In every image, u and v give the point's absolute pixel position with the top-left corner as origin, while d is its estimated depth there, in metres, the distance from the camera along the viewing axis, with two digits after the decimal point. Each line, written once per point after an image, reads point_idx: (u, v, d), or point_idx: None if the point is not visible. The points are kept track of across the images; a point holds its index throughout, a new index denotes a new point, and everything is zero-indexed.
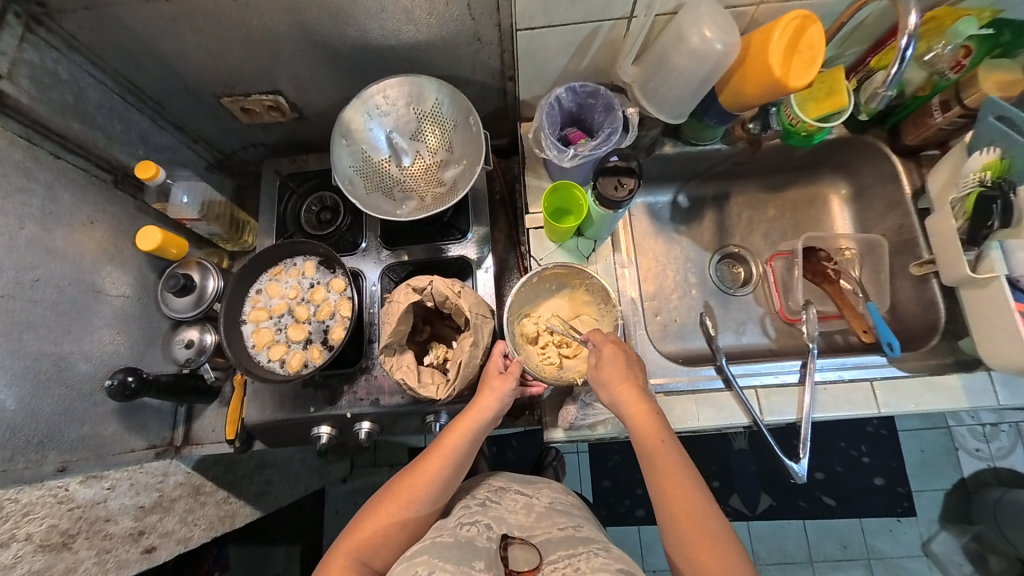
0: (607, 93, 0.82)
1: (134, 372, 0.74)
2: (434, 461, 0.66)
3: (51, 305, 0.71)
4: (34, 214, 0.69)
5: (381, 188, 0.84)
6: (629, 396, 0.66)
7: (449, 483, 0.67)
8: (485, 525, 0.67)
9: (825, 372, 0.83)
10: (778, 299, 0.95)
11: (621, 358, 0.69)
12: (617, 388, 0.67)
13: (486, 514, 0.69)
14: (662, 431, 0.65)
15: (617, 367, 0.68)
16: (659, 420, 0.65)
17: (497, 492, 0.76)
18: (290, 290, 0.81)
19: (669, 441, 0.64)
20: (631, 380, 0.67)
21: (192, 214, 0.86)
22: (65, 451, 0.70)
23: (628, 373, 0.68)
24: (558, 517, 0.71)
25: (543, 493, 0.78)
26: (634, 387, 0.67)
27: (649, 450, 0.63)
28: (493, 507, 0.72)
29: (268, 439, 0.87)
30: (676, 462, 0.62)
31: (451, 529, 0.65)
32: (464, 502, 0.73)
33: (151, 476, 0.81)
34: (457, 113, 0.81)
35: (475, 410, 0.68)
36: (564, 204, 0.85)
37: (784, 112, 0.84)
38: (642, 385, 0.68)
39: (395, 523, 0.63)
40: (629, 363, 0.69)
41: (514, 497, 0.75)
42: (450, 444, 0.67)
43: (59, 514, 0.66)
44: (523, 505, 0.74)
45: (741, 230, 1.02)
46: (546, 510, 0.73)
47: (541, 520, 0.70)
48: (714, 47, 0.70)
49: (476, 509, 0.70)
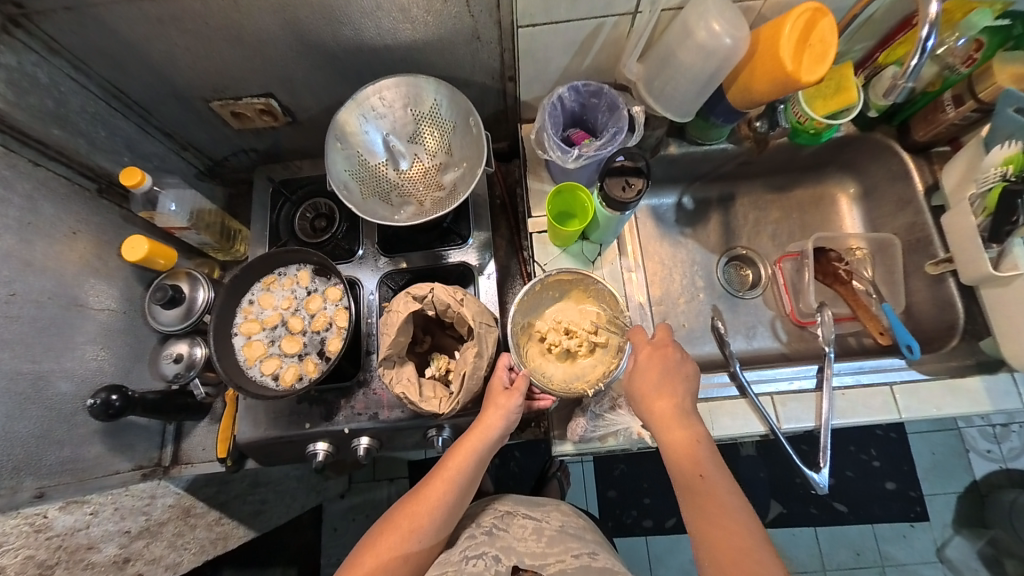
0: (611, 92, 0.79)
1: (119, 390, 0.70)
2: (438, 485, 0.62)
3: (30, 321, 0.67)
4: (12, 225, 0.65)
5: (378, 193, 0.80)
6: (663, 408, 0.66)
7: (453, 510, 0.63)
8: (493, 558, 0.63)
9: (842, 376, 0.80)
10: (788, 301, 0.93)
11: (660, 370, 0.68)
12: (651, 404, 0.66)
13: (493, 545, 0.66)
14: (702, 453, 0.63)
15: (653, 385, 0.67)
16: (700, 443, 0.63)
17: (504, 518, 0.72)
18: (283, 301, 0.78)
19: (708, 470, 0.61)
20: (668, 397, 0.66)
21: (180, 223, 0.82)
22: (43, 477, 0.66)
23: (667, 391, 0.66)
24: (570, 542, 0.68)
25: (552, 516, 0.74)
26: (672, 407, 0.65)
27: (686, 477, 0.62)
28: (500, 536, 0.68)
29: (261, 458, 0.82)
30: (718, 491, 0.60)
31: (457, 564, 0.62)
32: (469, 531, 0.69)
33: (139, 499, 0.77)
34: (457, 115, 0.78)
35: (481, 429, 0.64)
36: (568, 207, 0.82)
37: (792, 109, 0.84)
38: (683, 405, 0.66)
39: (397, 557, 0.59)
40: (670, 377, 0.67)
41: (521, 522, 0.72)
42: (454, 467, 0.63)
43: (36, 544, 0.62)
44: (532, 531, 0.70)
45: (748, 232, 1.00)
46: (557, 535, 0.70)
47: (553, 548, 0.67)
48: (722, 41, 0.68)
49: (482, 539, 0.67)
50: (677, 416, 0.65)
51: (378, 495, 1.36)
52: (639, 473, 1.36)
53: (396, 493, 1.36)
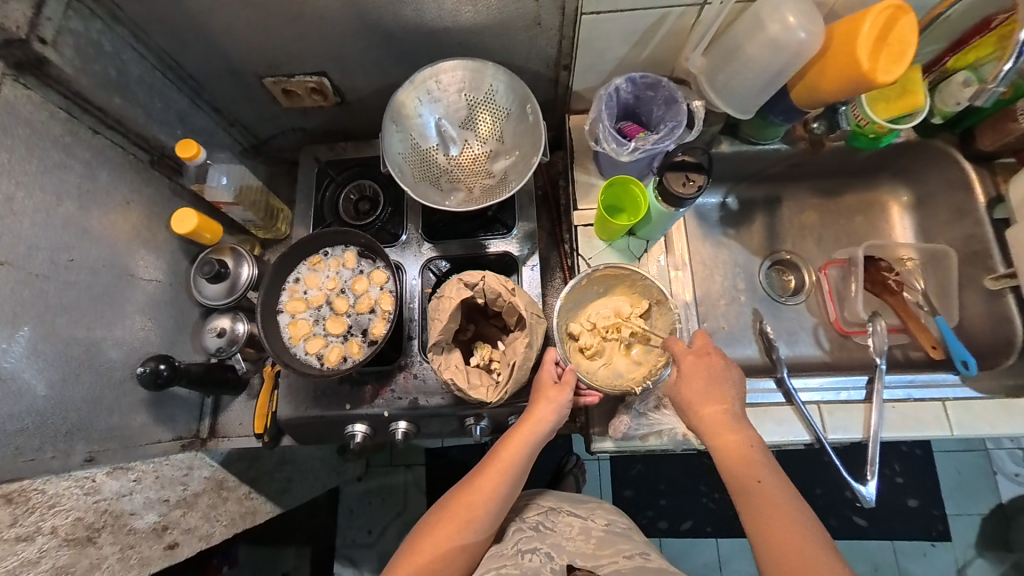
0: (670, 85, 0.77)
1: (167, 360, 0.71)
2: (490, 477, 0.62)
3: (86, 288, 0.67)
4: (71, 191, 0.66)
5: (428, 177, 0.79)
6: (712, 415, 0.63)
7: (506, 500, 0.63)
8: (546, 554, 0.65)
9: (892, 389, 0.78)
10: (832, 309, 0.91)
11: (707, 377, 0.64)
12: (699, 411, 0.64)
13: (545, 542, 0.67)
14: (757, 462, 0.60)
15: (704, 390, 0.64)
16: (754, 451, 0.61)
17: (550, 515, 0.72)
18: (328, 281, 0.78)
19: (764, 474, 0.59)
20: (718, 404, 0.63)
21: (227, 198, 0.82)
22: (94, 442, 0.66)
23: (718, 395, 0.63)
24: (620, 543, 0.68)
25: (597, 514, 0.74)
26: (725, 412, 0.63)
27: (740, 484, 0.59)
28: (549, 533, 0.69)
29: (299, 436, 0.82)
30: (775, 495, 0.58)
31: (513, 557, 0.64)
32: (516, 525, 0.70)
33: (176, 469, 0.78)
34: (512, 101, 0.77)
35: (532, 422, 0.63)
36: (618, 201, 0.81)
37: (853, 112, 0.81)
38: (733, 410, 0.63)
39: (454, 546, 0.60)
40: (718, 383, 0.64)
41: (568, 520, 0.72)
42: (507, 458, 0.62)
43: (85, 507, 0.63)
44: (580, 530, 0.70)
45: (794, 236, 0.97)
46: (606, 535, 0.70)
47: (604, 549, 0.67)
48: (797, 35, 0.66)
49: (532, 534, 0.68)
50: (728, 421, 0.62)
51: (394, 481, 1.37)
52: (656, 473, 1.35)
53: (414, 479, 1.36)
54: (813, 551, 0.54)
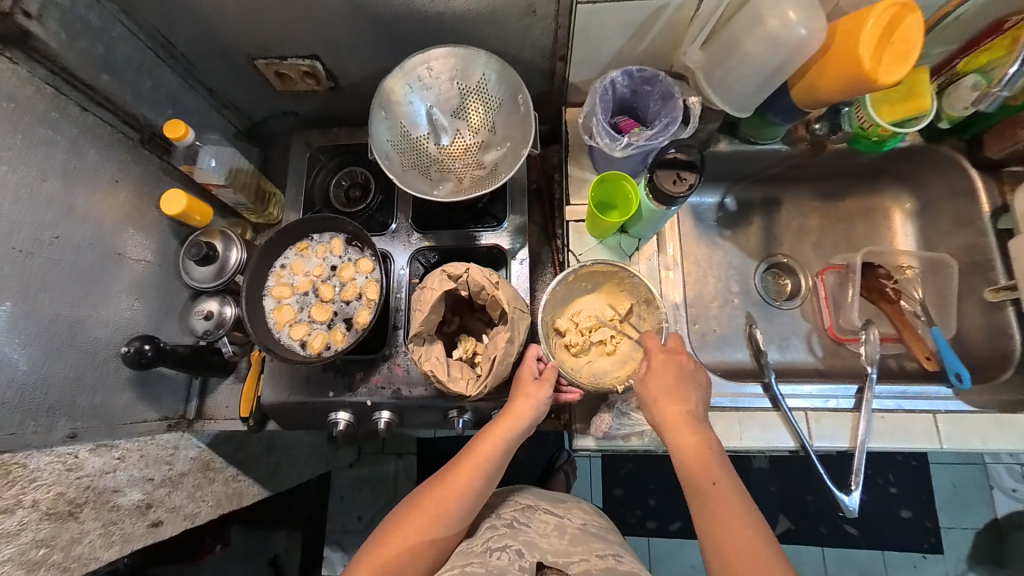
0: (667, 80, 0.76)
1: (152, 340, 0.71)
2: (464, 473, 0.62)
3: (71, 266, 0.68)
4: (57, 167, 0.66)
5: (417, 166, 0.79)
6: (673, 414, 0.62)
7: (478, 496, 0.63)
8: (516, 552, 0.64)
9: (882, 399, 0.77)
10: (827, 316, 0.89)
11: (672, 376, 0.64)
12: (660, 409, 0.63)
13: (516, 539, 0.66)
14: (713, 463, 0.59)
15: (666, 387, 0.63)
16: (711, 452, 0.60)
17: (525, 512, 0.72)
18: (314, 268, 0.78)
19: (719, 475, 0.58)
20: (679, 402, 0.62)
21: (217, 180, 0.82)
22: (76, 419, 0.67)
23: (679, 394, 0.63)
24: (593, 543, 0.68)
25: (574, 514, 0.74)
26: (685, 410, 0.62)
27: (695, 484, 0.58)
28: (522, 529, 0.69)
29: (281, 421, 0.83)
30: (727, 496, 0.57)
31: (481, 556, 0.63)
32: (490, 522, 0.70)
33: (162, 448, 0.78)
34: (504, 92, 0.75)
35: (510, 419, 0.63)
36: (609, 198, 0.79)
37: (855, 113, 0.80)
38: (693, 410, 0.62)
39: (423, 540, 0.60)
40: (682, 383, 0.63)
41: (543, 517, 0.72)
42: (482, 454, 0.62)
43: (67, 482, 0.63)
44: (554, 527, 0.70)
45: (791, 239, 0.96)
46: (579, 533, 0.70)
47: (576, 546, 0.67)
48: (796, 31, 0.64)
49: (504, 531, 0.67)
50: (689, 421, 0.61)
51: (384, 469, 1.38)
52: (645, 473, 1.34)
53: (404, 468, 1.37)
54: (759, 552, 0.53)
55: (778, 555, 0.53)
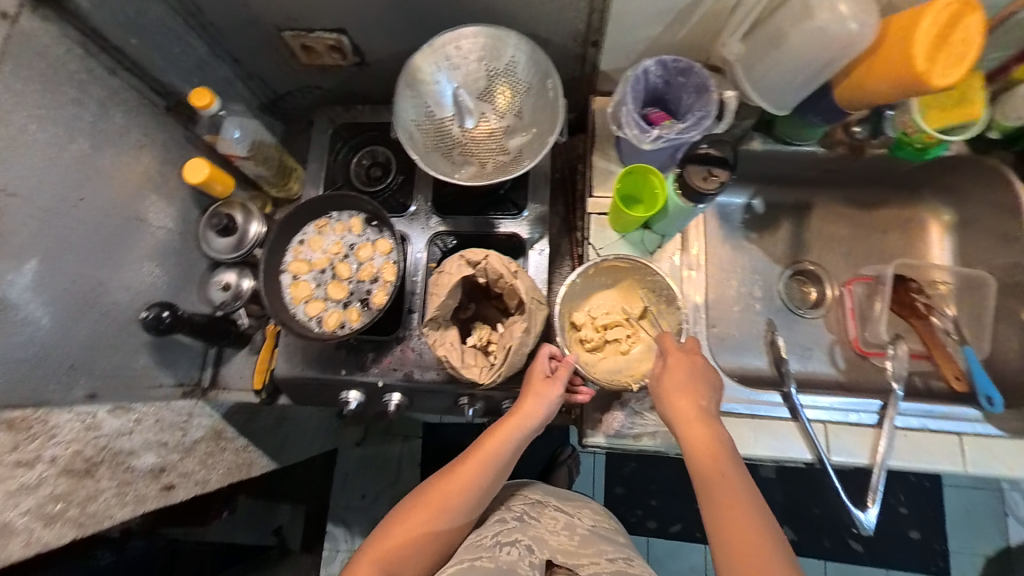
0: (702, 72, 0.73)
1: (170, 308, 0.72)
2: (471, 468, 0.61)
3: (95, 228, 0.69)
4: (85, 129, 0.67)
5: (440, 148, 0.77)
6: (684, 407, 0.60)
7: (484, 492, 0.62)
8: (526, 548, 0.65)
9: (907, 417, 0.74)
10: (852, 328, 0.86)
11: (686, 370, 0.63)
12: (671, 402, 0.61)
13: (526, 534, 0.66)
14: (723, 459, 0.57)
15: (680, 380, 0.62)
16: (721, 448, 0.58)
17: (535, 507, 0.72)
18: (332, 245, 0.77)
19: (730, 470, 0.57)
20: (691, 396, 0.61)
21: (240, 152, 0.82)
22: (96, 380, 0.68)
23: (692, 387, 0.61)
24: (603, 543, 0.67)
25: (583, 513, 0.74)
26: (697, 404, 0.61)
27: (704, 478, 0.57)
28: (532, 525, 0.69)
29: (294, 395, 0.83)
30: (738, 493, 0.55)
31: (490, 549, 0.64)
32: (499, 515, 0.70)
33: (177, 415, 0.80)
34: (532, 76, 0.74)
35: (520, 416, 0.62)
36: (635, 191, 0.77)
37: (900, 119, 0.76)
38: (705, 405, 0.61)
39: (427, 532, 0.60)
40: (695, 377, 0.62)
41: (552, 514, 0.72)
42: (489, 450, 0.62)
43: (84, 441, 0.64)
44: (563, 525, 0.70)
45: (818, 246, 0.93)
46: (589, 533, 0.69)
47: (586, 547, 0.66)
48: (847, 26, 0.62)
49: (514, 526, 0.68)
50: (701, 416, 0.60)
51: (389, 451, 1.39)
52: (648, 473, 1.33)
53: (409, 451, 1.38)
54: (768, 553, 0.51)
55: (788, 559, 0.51)
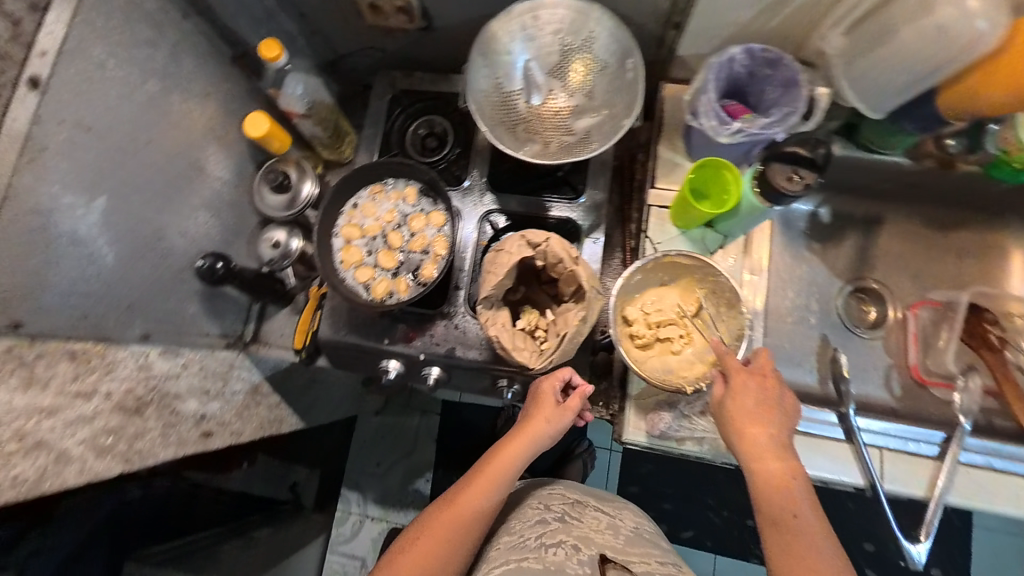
0: (794, 65, 0.68)
1: (224, 259, 0.72)
2: (477, 490, 0.62)
3: (160, 171, 0.69)
4: (157, 70, 0.67)
5: (505, 122, 0.74)
6: (757, 437, 0.58)
7: (490, 515, 0.63)
8: (572, 547, 0.63)
9: (972, 454, 0.70)
10: (914, 354, 0.80)
11: (759, 396, 0.60)
12: (742, 431, 0.59)
13: (570, 534, 0.65)
14: (796, 495, 0.56)
15: (752, 406, 0.59)
16: (795, 482, 0.57)
17: (576, 506, 0.71)
18: (386, 213, 0.76)
19: (802, 509, 0.55)
20: (764, 425, 0.59)
21: (299, 109, 0.82)
22: (149, 322, 0.69)
23: (765, 415, 0.59)
24: (649, 547, 0.66)
25: (624, 514, 0.73)
26: (770, 435, 0.58)
27: (775, 515, 0.55)
28: (574, 524, 0.68)
29: (331, 358, 0.83)
30: (811, 533, 0.54)
31: (535, 550, 0.63)
32: (542, 514, 0.69)
33: (220, 365, 0.81)
34: (610, 54, 0.72)
35: (524, 437, 0.64)
36: (704, 185, 0.73)
37: (1003, 134, 0.70)
38: (779, 435, 0.59)
39: (437, 562, 0.60)
40: (767, 405, 0.60)
41: (594, 514, 0.71)
42: (495, 471, 0.63)
43: (136, 380, 0.65)
44: (606, 525, 0.69)
45: (885, 265, 0.87)
46: (633, 535, 0.68)
47: (633, 548, 0.65)
48: (974, 24, 0.56)
49: (557, 526, 0.67)
50: (774, 447, 0.58)
51: (406, 423, 1.40)
52: (665, 477, 1.31)
53: (426, 426, 1.39)
54: None
55: None
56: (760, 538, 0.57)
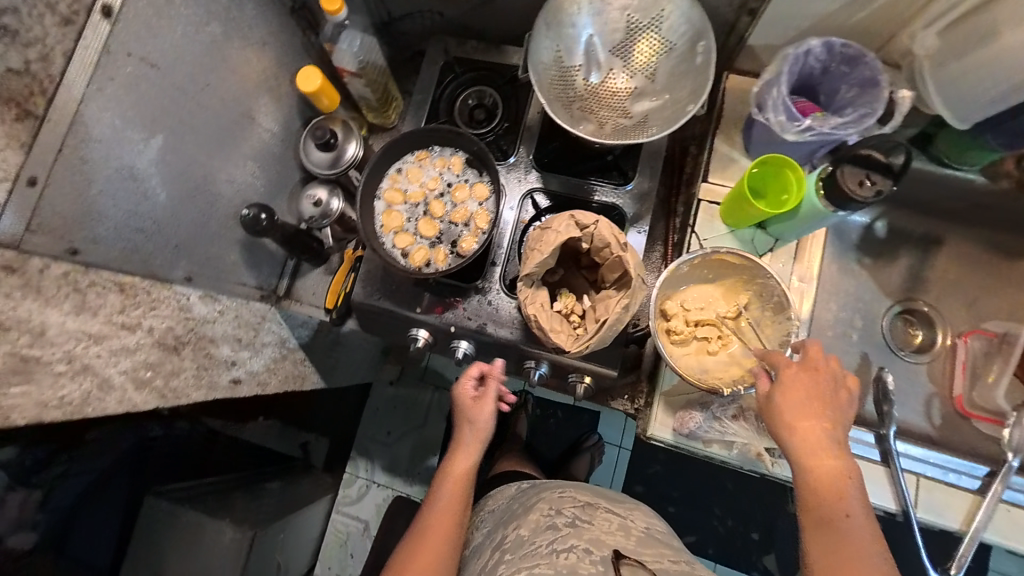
0: (874, 63, 0.64)
1: (268, 211, 0.72)
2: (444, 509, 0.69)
3: (214, 116, 0.69)
4: (220, 13, 0.67)
5: (560, 98, 0.72)
6: (809, 433, 0.55)
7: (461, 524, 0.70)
8: (584, 550, 0.62)
9: (1016, 493, 0.68)
10: (960, 384, 0.76)
11: (812, 391, 0.57)
12: (793, 426, 0.56)
13: (581, 537, 0.64)
14: (847, 496, 0.53)
15: (804, 401, 0.56)
16: (847, 481, 0.54)
17: (586, 510, 0.71)
18: (430, 180, 0.75)
19: (854, 510, 0.53)
20: (817, 421, 0.55)
21: (351, 67, 0.80)
22: (193, 264, 0.70)
23: (818, 410, 0.56)
24: (663, 548, 0.66)
25: (635, 516, 0.73)
26: (823, 432, 0.55)
27: (824, 515, 0.53)
28: (586, 528, 0.67)
29: (361, 322, 0.85)
30: (861, 536, 0.52)
31: (548, 557, 0.62)
32: (553, 522, 0.68)
33: (253, 315, 0.83)
34: (679, 36, 0.68)
35: (466, 448, 0.73)
36: (763, 185, 0.70)
37: None
38: (833, 432, 0.56)
39: None
40: (820, 400, 0.56)
41: (605, 516, 0.70)
42: (455, 488, 0.71)
43: (176, 319, 0.67)
44: (618, 526, 0.68)
45: (942, 289, 0.81)
46: (644, 536, 0.68)
47: (646, 547, 0.64)
48: None
49: (568, 531, 0.66)
50: (827, 445, 0.55)
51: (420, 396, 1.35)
52: (673, 481, 1.29)
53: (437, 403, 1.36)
54: None
55: None
56: (802, 534, 0.55)
